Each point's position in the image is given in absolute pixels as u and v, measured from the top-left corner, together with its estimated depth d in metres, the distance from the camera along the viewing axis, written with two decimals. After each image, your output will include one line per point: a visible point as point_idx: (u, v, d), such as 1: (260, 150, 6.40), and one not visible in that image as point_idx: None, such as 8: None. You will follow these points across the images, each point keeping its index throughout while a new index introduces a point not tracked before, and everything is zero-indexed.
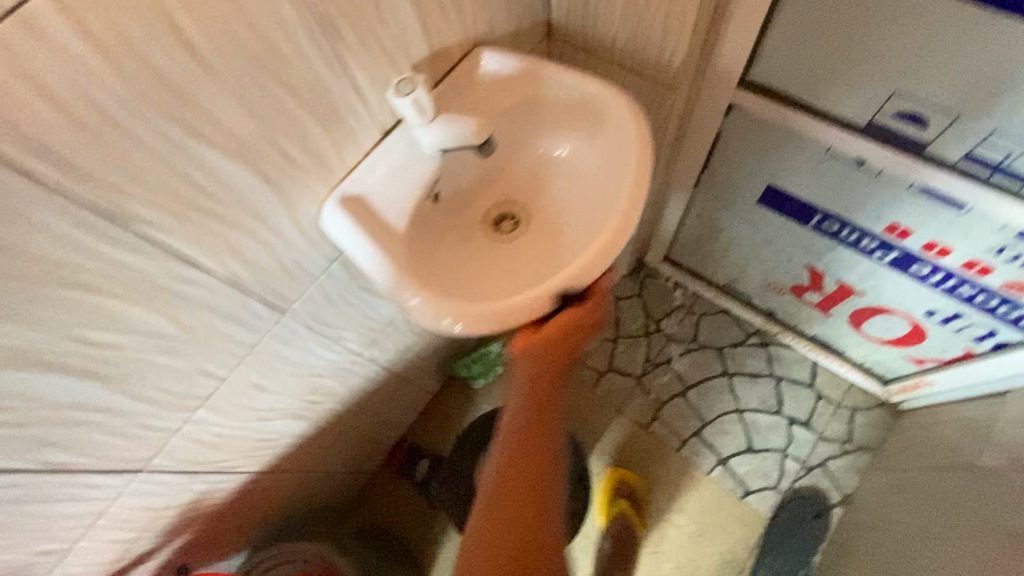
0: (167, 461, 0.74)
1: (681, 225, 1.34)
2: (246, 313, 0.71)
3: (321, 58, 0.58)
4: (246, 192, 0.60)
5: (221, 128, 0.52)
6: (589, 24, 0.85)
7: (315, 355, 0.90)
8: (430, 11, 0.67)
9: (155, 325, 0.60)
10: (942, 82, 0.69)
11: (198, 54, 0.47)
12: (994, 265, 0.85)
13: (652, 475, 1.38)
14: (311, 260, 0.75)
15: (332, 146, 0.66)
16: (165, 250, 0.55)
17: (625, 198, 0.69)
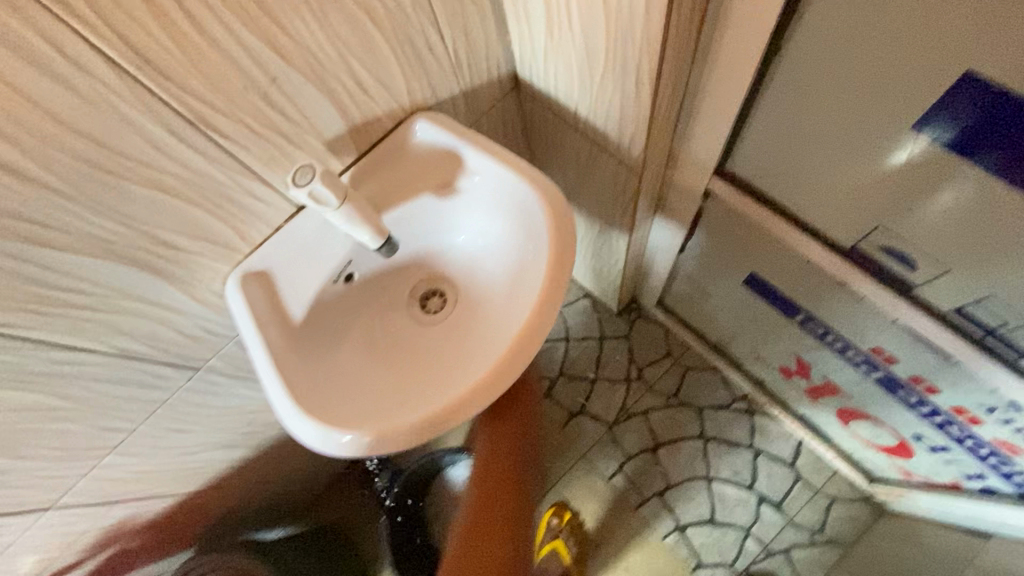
0: (78, 497, 0.77)
1: (671, 280, 1.24)
2: (150, 376, 0.70)
3: (201, 155, 0.53)
4: (125, 282, 0.57)
5: (77, 234, 0.50)
6: (553, 89, 0.75)
7: (244, 396, 0.90)
8: (346, 90, 0.61)
9: (39, 401, 0.60)
10: (930, 230, 0.57)
11: (34, 174, 0.44)
12: (985, 420, 0.73)
13: (605, 529, 1.34)
14: (221, 324, 0.73)
15: (230, 228, 0.62)
16: (33, 342, 0.54)
17: (537, 319, 0.62)
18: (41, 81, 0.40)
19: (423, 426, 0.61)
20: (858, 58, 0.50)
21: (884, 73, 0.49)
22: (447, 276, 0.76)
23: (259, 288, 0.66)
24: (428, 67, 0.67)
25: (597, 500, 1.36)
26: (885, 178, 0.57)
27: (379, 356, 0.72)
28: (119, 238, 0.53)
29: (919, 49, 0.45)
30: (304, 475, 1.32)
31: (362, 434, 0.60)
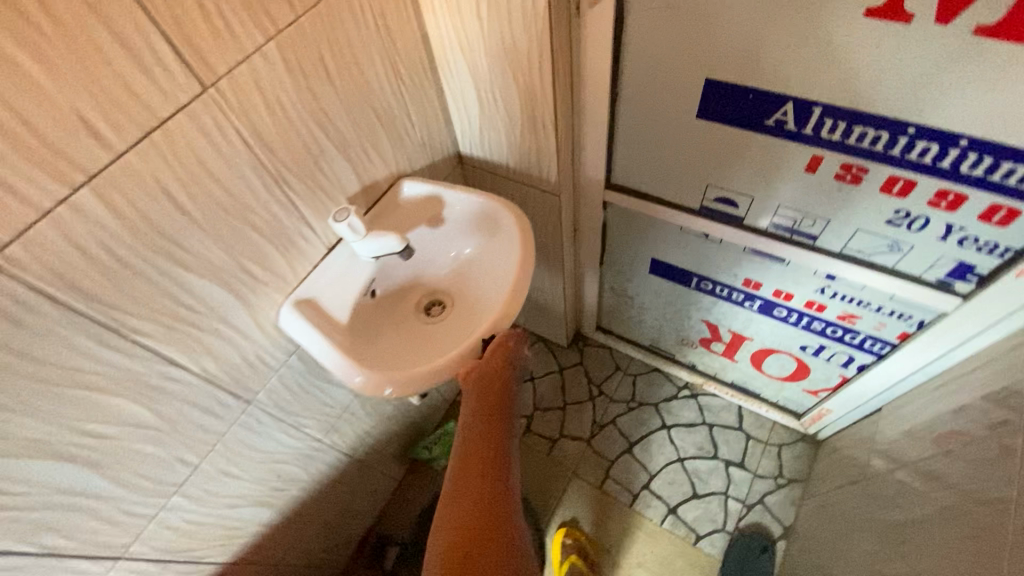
0: (143, 547, 0.83)
1: (601, 298, 1.56)
2: (218, 403, 0.85)
3: (277, 204, 0.79)
4: (219, 304, 0.77)
5: (201, 258, 0.71)
6: (488, 153, 1.11)
7: (278, 441, 1.03)
8: (358, 157, 0.90)
9: (139, 417, 0.73)
10: (737, 174, 0.94)
11: (188, 214, 0.67)
12: (825, 302, 1.07)
13: (607, 529, 1.47)
14: (272, 354, 0.91)
15: (287, 263, 0.85)
16: (155, 354, 0.71)
17: (516, 278, 0.89)
18: (203, 144, 0.65)
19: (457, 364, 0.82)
20: (655, 92, 0.90)
21: (678, 91, 0.87)
22: (443, 286, 1.02)
23: (309, 308, 0.87)
24: (406, 142, 0.99)
25: (596, 504, 1.51)
26: (702, 151, 0.94)
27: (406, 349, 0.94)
28: (219, 263, 0.74)
29: (680, 80, 0.85)
30: (317, 560, 1.33)
31: (411, 379, 0.81)
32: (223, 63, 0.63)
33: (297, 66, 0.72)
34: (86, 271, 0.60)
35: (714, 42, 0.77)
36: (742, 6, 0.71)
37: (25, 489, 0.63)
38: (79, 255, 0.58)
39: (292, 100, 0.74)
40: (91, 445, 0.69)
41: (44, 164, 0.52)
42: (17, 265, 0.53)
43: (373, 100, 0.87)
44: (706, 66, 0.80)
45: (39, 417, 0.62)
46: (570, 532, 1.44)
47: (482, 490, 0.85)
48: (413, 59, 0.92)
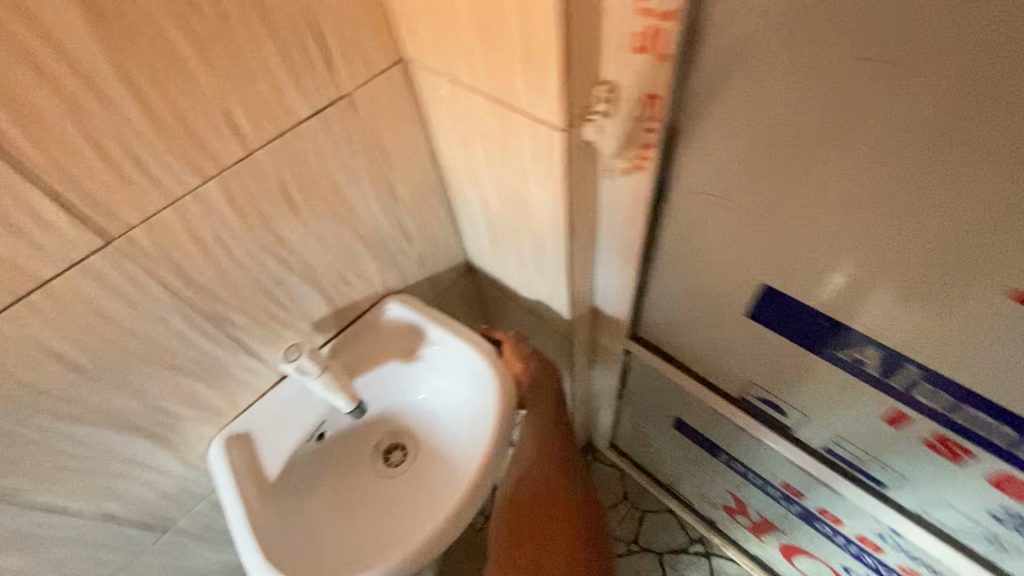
0: None
1: (616, 424, 1.35)
2: (122, 539, 0.74)
3: (213, 341, 0.66)
4: (126, 448, 0.66)
5: (100, 409, 0.60)
6: (497, 273, 0.95)
7: (204, 561, 0.90)
8: (331, 281, 0.77)
9: (5, 568, 0.63)
10: (789, 382, 0.73)
11: (81, 367, 0.56)
12: (884, 546, 0.82)
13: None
14: (199, 484, 0.79)
15: (224, 397, 0.73)
16: (32, 508, 0.61)
17: (478, 469, 0.73)
18: (104, 296, 0.53)
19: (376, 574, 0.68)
20: (703, 280, 0.71)
21: (728, 281, 0.68)
22: (410, 428, 0.87)
23: (241, 450, 0.75)
24: (399, 262, 0.85)
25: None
26: (749, 345, 0.74)
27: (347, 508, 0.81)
28: (128, 412, 0.63)
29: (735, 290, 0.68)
30: None
31: None
32: (139, 212, 0.52)
33: (251, 204, 0.60)
34: None
35: (792, 247, 0.57)
36: (835, 228, 0.52)
37: None
38: None
39: (240, 239, 0.62)
40: None
41: None
42: None
43: (357, 225, 0.75)
44: (774, 268, 0.61)
45: None
46: None
47: (552, 519, 0.78)
48: (415, 177, 0.77)
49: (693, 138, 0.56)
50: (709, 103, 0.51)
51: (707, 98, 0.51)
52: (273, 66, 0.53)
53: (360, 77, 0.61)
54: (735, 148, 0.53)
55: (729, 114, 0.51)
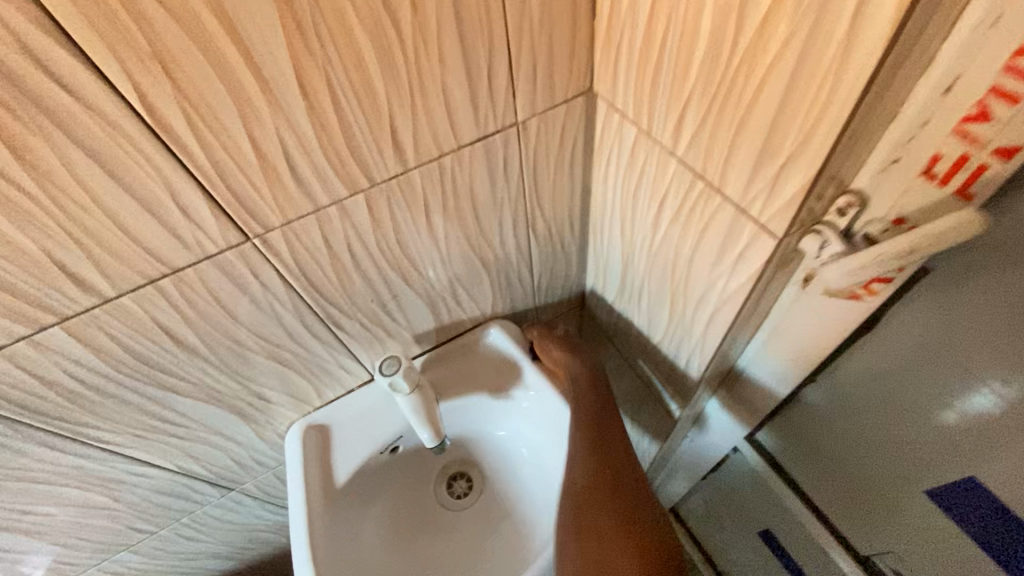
0: None
1: (686, 497, 1.22)
2: (193, 490, 0.75)
3: (319, 338, 0.64)
4: (215, 420, 0.66)
5: (200, 385, 0.59)
6: (612, 323, 0.86)
7: (258, 518, 0.93)
8: (444, 298, 0.72)
9: (89, 499, 0.65)
10: (906, 554, 0.63)
11: (192, 348, 0.54)
12: None
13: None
14: (270, 457, 0.79)
15: (313, 387, 0.71)
16: (122, 456, 0.62)
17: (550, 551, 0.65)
18: (230, 289, 0.51)
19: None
20: (861, 429, 0.60)
21: (881, 438, 0.58)
22: (480, 462, 0.84)
23: (319, 441, 0.73)
24: (515, 289, 0.79)
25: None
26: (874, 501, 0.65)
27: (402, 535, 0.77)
28: (224, 389, 0.62)
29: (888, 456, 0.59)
30: None
31: None
32: (282, 215, 0.48)
33: (390, 218, 0.55)
34: (45, 395, 0.49)
35: (984, 451, 0.48)
36: None
37: None
38: (39, 382, 0.48)
39: (370, 250, 0.57)
40: (33, 518, 0.63)
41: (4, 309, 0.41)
42: None
43: (486, 249, 0.68)
44: (947, 455, 0.51)
45: None
46: None
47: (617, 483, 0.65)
48: (560, 211, 0.69)
49: (925, 299, 0.46)
50: (975, 279, 0.42)
51: (970, 271, 0.42)
52: (454, 84, 0.47)
53: (540, 104, 0.53)
54: (944, 336, 0.46)
55: (992, 300, 0.41)
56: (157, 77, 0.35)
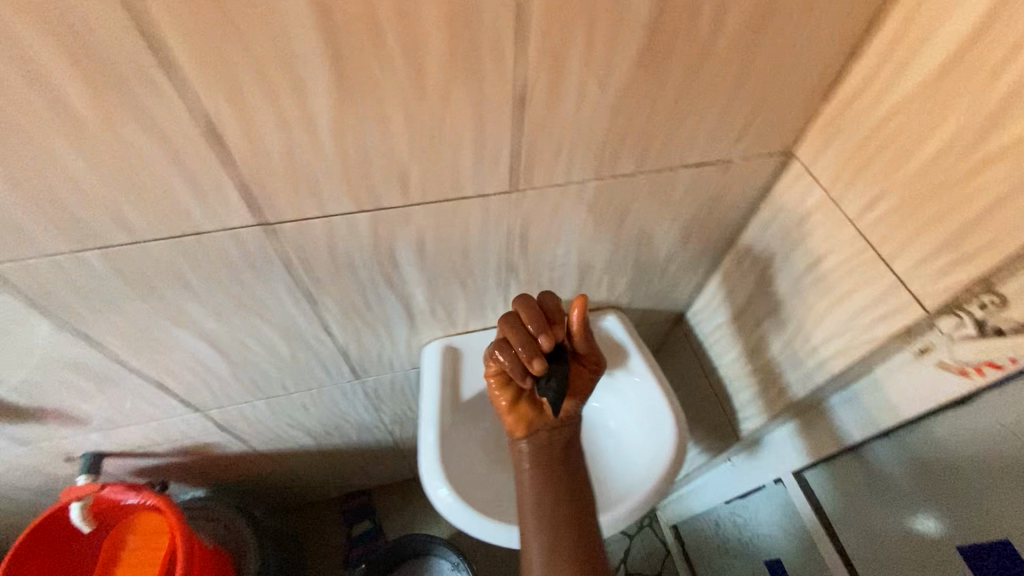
0: (217, 414, 0.95)
1: (699, 517, 1.35)
2: (336, 367, 0.90)
3: (495, 277, 0.78)
4: (391, 315, 0.80)
5: (405, 284, 0.73)
6: (705, 342, 0.99)
7: (355, 409, 1.08)
8: (590, 278, 0.85)
9: (276, 348, 0.80)
10: None
11: (423, 255, 0.68)
12: None
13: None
14: (399, 361, 0.94)
15: (465, 316, 0.85)
16: (321, 321, 0.76)
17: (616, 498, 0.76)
18: (475, 220, 0.65)
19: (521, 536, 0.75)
20: (915, 486, 0.67)
21: (931, 496, 0.65)
22: None
23: (453, 358, 0.88)
24: (641, 289, 0.92)
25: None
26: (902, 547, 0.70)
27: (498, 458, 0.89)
28: (414, 292, 0.76)
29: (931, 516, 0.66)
30: (314, 483, 1.43)
31: (464, 503, 0.77)
32: (543, 178, 0.61)
33: (601, 203, 0.68)
34: (321, 257, 0.64)
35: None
36: None
37: (171, 348, 0.73)
38: (326, 246, 0.62)
39: (573, 222, 0.70)
40: (236, 349, 0.77)
41: (352, 188, 0.55)
42: (281, 232, 0.58)
43: (641, 250, 0.81)
44: (988, 520, 0.58)
45: (219, 318, 0.70)
46: None
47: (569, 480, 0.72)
48: (712, 238, 0.82)
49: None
50: None
51: None
52: (706, 120, 0.60)
53: (750, 151, 0.66)
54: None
55: None
56: (549, 63, 0.48)
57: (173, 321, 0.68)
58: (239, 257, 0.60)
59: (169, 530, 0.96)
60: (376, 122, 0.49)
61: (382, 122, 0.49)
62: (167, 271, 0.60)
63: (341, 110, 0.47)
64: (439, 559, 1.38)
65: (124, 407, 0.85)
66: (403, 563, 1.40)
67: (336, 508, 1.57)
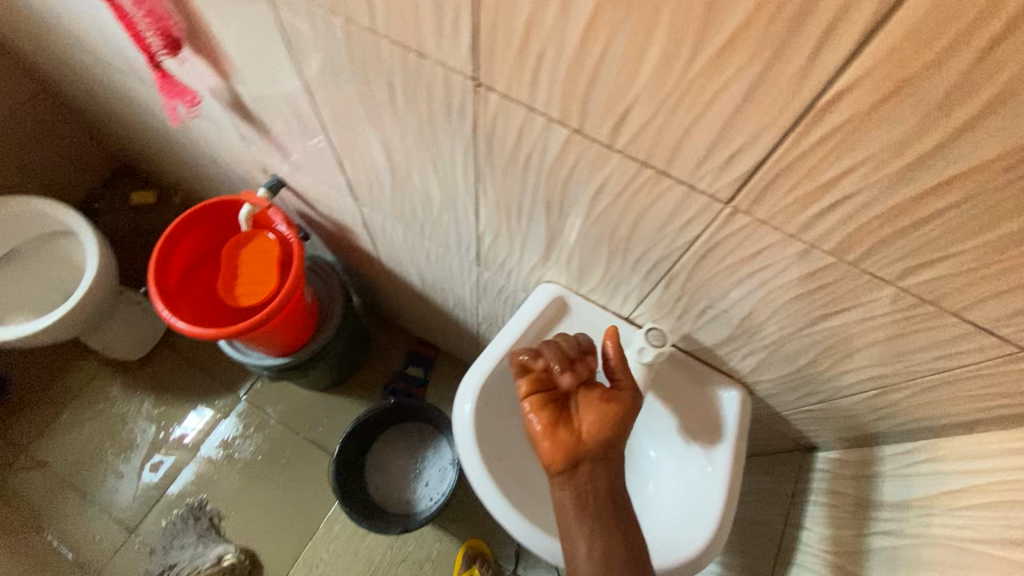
0: (366, 211, 1.04)
1: None
2: (465, 242, 0.91)
3: (645, 274, 0.68)
4: (532, 235, 0.76)
5: (560, 217, 0.67)
6: (811, 493, 0.80)
7: (462, 284, 1.11)
8: (740, 345, 0.70)
9: (429, 193, 0.82)
10: None
11: (592, 204, 0.61)
12: None
13: (398, 567, 1.45)
14: (516, 276, 0.91)
15: (594, 284, 0.78)
16: (474, 198, 0.75)
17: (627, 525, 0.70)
18: (662, 208, 0.55)
19: (497, 502, 0.75)
20: None
21: None
22: None
23: (556, 311, 0.84)
24: (787, 393, 0.74)
25: (436, 558, 1.46)
26: None
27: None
28: (564, 232, 0.70)
29: None
30: (404, 313, 1.57)
31: (474, 431, 0.78)
32: (768, 214, 0.48)
33: (811, 284, 0.53)
34: (503, 143, 0.60)
35: None
36: None
37: (356, 134, 0.78)
38: (513, 137, 0.58)
39: (765, 282, 0.56)
40: (402, 173, 0.81)
41: (567, 96, 0.48)
42: (483, 98, 0.55)
43: (819, 358, 0.63)
44: None
45: (399, 136, 0.72)
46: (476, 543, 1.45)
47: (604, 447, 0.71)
48: (920, 408, 0.61)
49: None
50: None
51: None
52: None
53: None
54: None
55: None
56: (879, 91, 0.35)
57: (369, 117, 0.72)
58: (441, 98, 0.59)
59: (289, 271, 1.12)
60: (629, 46, 0.41)
61: (636, 50, 0.41)
62: (382, 73, 0.61)
63: (602, 13, 0.39)
64: (445, 446, 1.49)
65: (308, 158, 0.96)
66: (421, 423, 1.51)
67: (407, 342, 1.72)
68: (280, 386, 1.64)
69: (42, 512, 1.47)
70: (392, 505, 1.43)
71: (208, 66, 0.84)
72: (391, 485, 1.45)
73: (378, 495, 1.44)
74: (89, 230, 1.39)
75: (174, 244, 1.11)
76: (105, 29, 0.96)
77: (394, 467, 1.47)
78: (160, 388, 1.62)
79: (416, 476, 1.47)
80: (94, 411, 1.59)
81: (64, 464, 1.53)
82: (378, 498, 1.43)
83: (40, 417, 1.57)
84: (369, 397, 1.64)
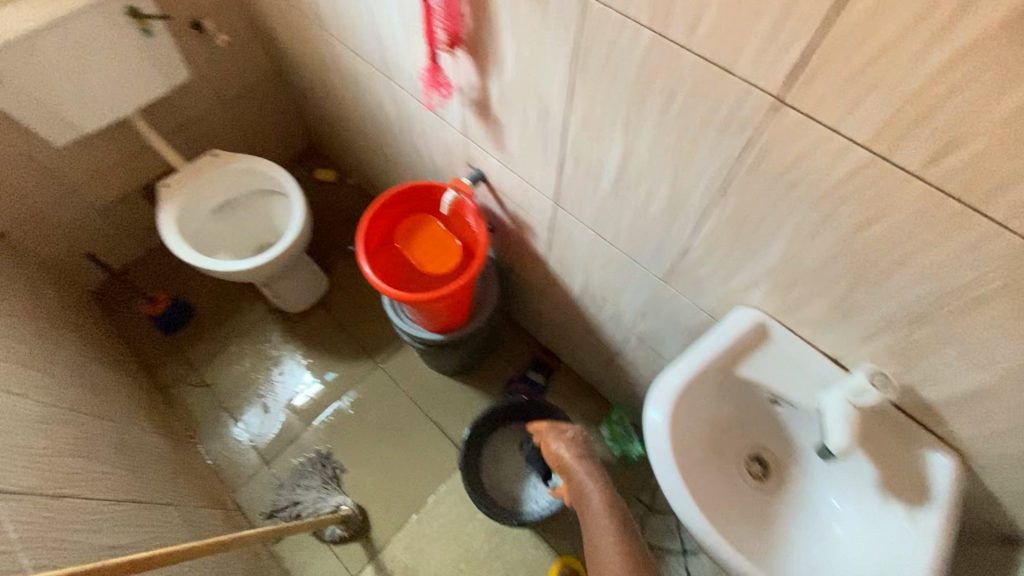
0: (562, 215, 1.11)
1: None
2: (662, 256, 0.95)
3: (883, 313, 0.67)
4: (755, 258, 0.78)
5: (803, 242, 0.69)
6: None
7: (632, 299, 1.15)
8: (975, 407, 0.67)
9: (651, 203, 0.86)
10: None
11: (855, 233, 0.62)
12: None
13: (493, 562, 1.47)
14: (708, 297, 0.93)
15: (807, 317, 0.78)
16: (705, 213, 0.79)
17: None
18: (950, 243, 0.55)
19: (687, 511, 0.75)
20: None
21: None
22: (792, 487, 0.86)
23: (756, 336, 0.83)
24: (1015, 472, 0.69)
25: (530, 564, 1.46)
26: None
27: (713, 449, 0.86)
28: (797, 260, 0.72)
29: None
30: (542, 320, 1.64)
31: (663, 438, 0.78)
32: None
33: None
34: (776, 163, 0.64)
35: None
36: None
37: (599, 136, 0.85)
38: (794, 157, 0.61)
39: None
40: (630, 179, 0.87)
41: (889, 121, 0.51)
42: (778, 117, 0.59)
43: None
44: None
45: (651, 145, 0.77)
46: (563, 560, 1.45)
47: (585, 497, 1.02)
48: None
49: None
50: None
51: None
52: None
53: None
54: None
55: None
56: None
57: (626, 123, 0.78)
58: (725, 112, 0.64)
59: (473, 260, 1.25)
60: (1001, 75, 0.43)
61: (1009, 79, 0.43)
62: (669, 83, 0.67)
63: (983, 42, 0.43)
64: None
65: (526, 157, 1.05)
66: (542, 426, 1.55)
67: (533, 348, 1.77)
68: (413, 363, 1.75)
69: (199, 426, 1.68)
70: (501, 499, 1.46)
71: (472, 64, 0.97)
72: (503, 479, 1.49)
73: (490, 485, 1.48)
74: (298, 191, 1.60)
75: (379, 216, 1.25)
76: (378, 26, 1.12)
77: (508, 461, 1.51)
78: (311, 342, 1.80)
79: (528, 476, 1.50)
80: (255, 349, 1.79)
81: (222, 389, 1.73)
82: (490, 489, 1.47)
83: (213, 344, 1.80)
84: (489, 392, 1.70)
